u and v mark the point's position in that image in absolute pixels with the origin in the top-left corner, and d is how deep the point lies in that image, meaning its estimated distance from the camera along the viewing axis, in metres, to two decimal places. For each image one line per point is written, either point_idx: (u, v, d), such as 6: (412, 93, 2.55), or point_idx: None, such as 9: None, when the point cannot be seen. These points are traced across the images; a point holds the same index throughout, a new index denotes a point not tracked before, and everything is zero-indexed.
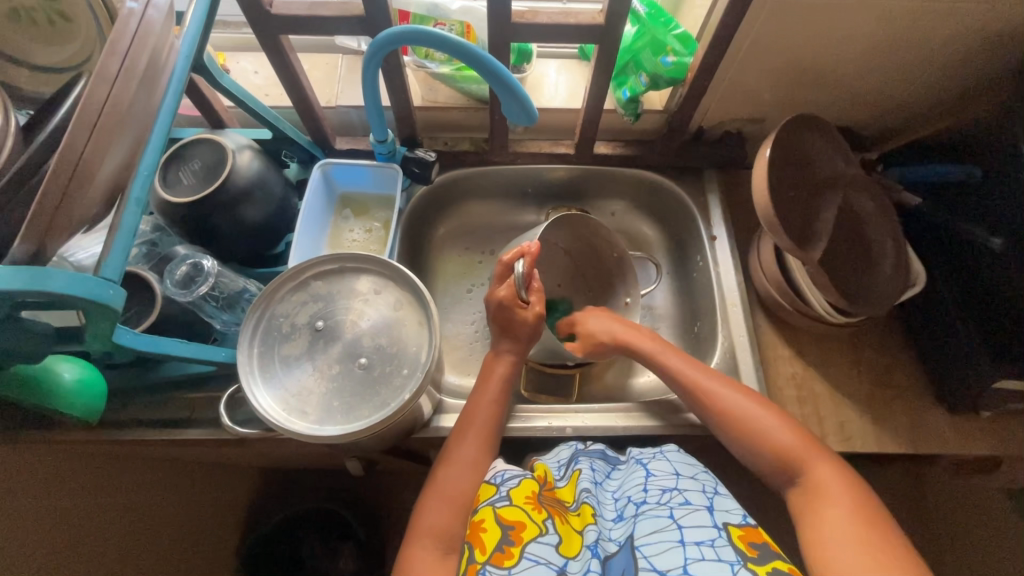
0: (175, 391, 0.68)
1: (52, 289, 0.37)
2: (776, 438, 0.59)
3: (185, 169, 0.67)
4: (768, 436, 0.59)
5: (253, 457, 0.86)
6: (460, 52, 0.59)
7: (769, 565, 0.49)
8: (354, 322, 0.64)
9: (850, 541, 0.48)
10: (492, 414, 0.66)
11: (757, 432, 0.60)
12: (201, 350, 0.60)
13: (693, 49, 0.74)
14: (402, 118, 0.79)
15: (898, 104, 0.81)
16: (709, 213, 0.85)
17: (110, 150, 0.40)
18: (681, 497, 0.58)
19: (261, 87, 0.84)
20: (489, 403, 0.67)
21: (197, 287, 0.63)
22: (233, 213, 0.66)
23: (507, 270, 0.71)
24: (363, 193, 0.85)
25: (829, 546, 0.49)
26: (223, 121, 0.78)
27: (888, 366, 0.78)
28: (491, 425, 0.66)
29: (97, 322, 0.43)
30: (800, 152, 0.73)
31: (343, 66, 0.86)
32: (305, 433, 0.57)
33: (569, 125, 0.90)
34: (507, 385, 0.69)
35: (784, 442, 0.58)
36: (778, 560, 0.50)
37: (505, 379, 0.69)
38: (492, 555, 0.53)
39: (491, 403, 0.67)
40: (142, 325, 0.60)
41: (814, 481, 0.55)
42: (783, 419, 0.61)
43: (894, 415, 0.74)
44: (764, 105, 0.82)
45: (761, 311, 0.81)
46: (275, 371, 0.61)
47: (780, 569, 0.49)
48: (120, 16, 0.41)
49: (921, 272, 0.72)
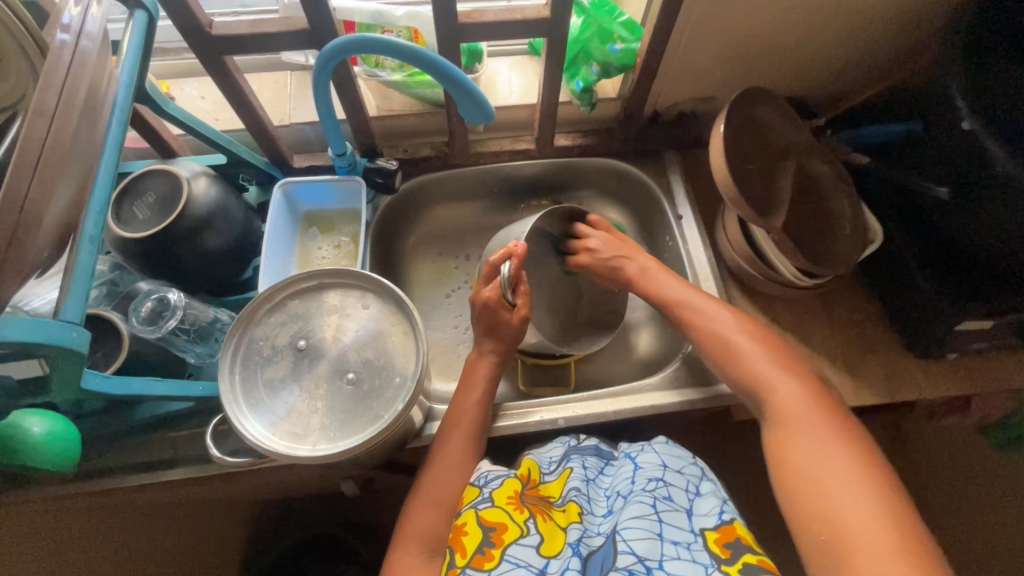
0: (154, 431, 0.66)
1: (7, 337, 0.35)
2: (746, 367, 0.62)
3: (139, 203, 0.65)
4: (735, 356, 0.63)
5: (242, 491, 0.85)
6: (412, 57, 0.59)
7: (740, 563, 0.51)
8: (336, 337, 0.63)
9: (813, 452, 0.52)
10: (475, 415, 0.67)
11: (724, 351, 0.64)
12: (178, 386, 0.58)
13: (640, 35, 0.76)
14: (359, 130, 0.78)
15: (838, 70, 0.84)
16: (674, 193, 0.87)
17: (55, 188, 0.39)
18: (666, 490, 0.58)
19: (209, 112, 0.82)
20: (472, 405, 0.67)
21: (165, 322, 0.61)
22: (195, 242, 0.65)
23: (494, 271, 0.71)
24: (328, 210, 0.84)
25: (799, 462, 0.52)
26: (174, 151, 0.75)
27: (857, 322, 0.81)
28: (477, 427, 0.67)
29: (64, 369, 0.42)
30: (753, 124, 0.75)
31: (293, 83, 0.84)
32: (304, 456, 0.56)
33: (525, 121, 0.91)
34: (492, 384, 0.70)
35: (750, 365, 0.62)
36: (749, 554, 0.52)
37: (487, 380, 0.70)
38: (472, 558, 0.53)
39: (476, 405, 0.68)
40: (110, 368, 0.57)
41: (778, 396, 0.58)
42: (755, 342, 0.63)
43: (868, 367, 0.77)
44: (713, 82, 0.84)
45: (733, 282, 0.83)
46: (261, 397, 0.59)
47: (750, 564, 0.51)
48: (52, 48, 0.40)
49: (878, 230, 0.75)
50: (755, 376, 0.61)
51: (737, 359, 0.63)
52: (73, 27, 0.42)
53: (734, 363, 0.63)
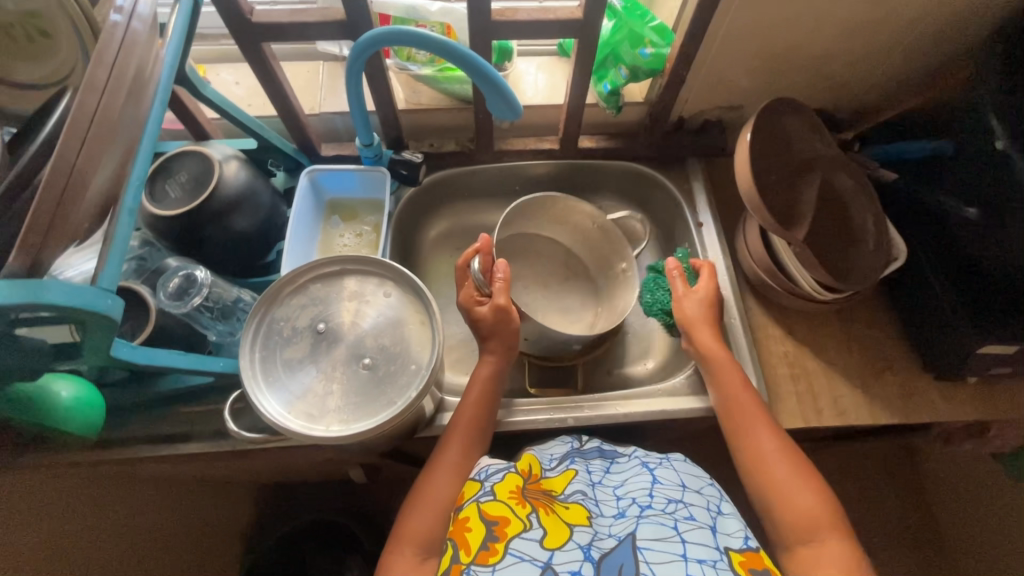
0: (171, 406, 0.68)
1: (47, 299, 0.37)
2: (801, 504, 0.56)
3: (172, 182, 0.67)
4: (785, 490, 0.57)
5: (250, 471, 0.86)
6: (443, 50, 0.60)
7: None
8: (355, 323, 0.64)
9: None
10: (473, 416, 0.67)
11: (775, 479, 0.59)
12: (200, 360, 0.59)
13: (671, 40, 0.76)
14: (388, 122, 0.80)
15: (870, 84, 0.84)
16: (695, 201, 0.87)
17: (101, 161, 0.40)
18: (687, 511, 0.57)
19: (243, 97, 0.84)
20: (472, 406, 0.67)
21: (191, 299, 0.64)
22: (223, 223, 0.67)
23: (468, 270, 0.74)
24: (352, 198, 0.85)
25: None
26: (207, 134, 0.77)
27: (875, 340, 0.80)
28: (477, 428, 0.67)
29: (98, 336, 0.43)
30: (780, 135, 0.75)
31: (324, 73, 0.86)
32: (317, 435, 0.57)
33: (551, 121, 0.92)
34: (491, 388, 0.69)
35: (804, 506, 0.56)
36: None
37: (488, 381, 0.69)
38: (477, 554, 0.53)
39: (474, 405, 0.68)
40: (137, 338, 0.59)
41: (822, 549, 0.53)
42: (815, 482, 0.58)
43: (884, 387, 0.77)
44: (742, 92, 0.84)
45: (750, 294, 0.83)
46: (279, 375, 0.61)
47: None
48: (105, 27, 0.42)
49: (903, 245, 0.73)
50: (809, 521, 0.55)
51: (793, 495, 0.57)
52: (126, 8, 0.44)
53: (789, 501, 0.57)
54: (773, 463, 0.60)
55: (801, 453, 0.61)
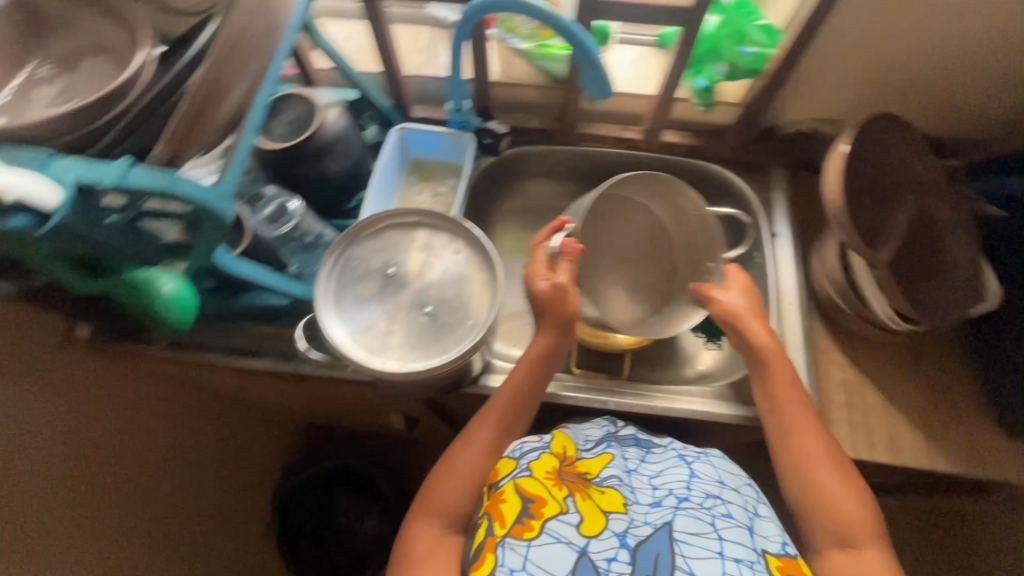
0: (246, 323, 0.74)
1: (179, 189, 0.44)
2: (844, 513, 0.56)
3: (277, 119, 0.73)
4: (834, 500, 0.57)
5: (300, 402, 0.93)
6: (548, 21, 0.61)
7: None
8: (423, 273, 0.67)
9: None
10: (509, 400, 0.67)
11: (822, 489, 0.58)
12: (283, 280, 0.66)
13: (777, 41, 0.74)
14: (480, 90, 0.83)
15: (988, 112, 0.79)
16: (774, 210, 0.84)
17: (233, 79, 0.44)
18: (724, 508, 0.57)
19: (350, 52, 0.90)
20: (509, 390, 0.68)
21: (283, 226, 0.69)
22: (316, 165, 0.72)
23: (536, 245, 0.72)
24: (434, 159, 0.89)
25: None
26: (314, 81, 0.83)
27: (947, 384, 0.75)
28: (511, 411, 0.68)
29: (208, 240, 0.50)
30: (879, 152, 0.71)
31: (427, 37, 0.90)
32: (375, 368, 0.61)
33: (637, 111, 0.92)
34: (532, 373, 0.69)
35: (852, 516, 0.56)
36: None
37: (529, 364, 0.68)
38: (512, 527, 0.54)
39: (512, 389, 0.68)
40: (237, 248, 0.67)
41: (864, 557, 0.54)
42: (862, 495, 0.57)
43: (949, 434, 0.72)
44: (843, 102, 0.82)
45: (817, 314, 0.80)
46: (348, 308, 0.65)
47: None
48: None
49: (996, 290, 0.70)
50: (851, 526, 0.55)
51: (839, 503, 0.56)
52: None
53: (831, 506, 0.57)
54: (819, 477, 0.58)
55: (852, 471, 0.59)
